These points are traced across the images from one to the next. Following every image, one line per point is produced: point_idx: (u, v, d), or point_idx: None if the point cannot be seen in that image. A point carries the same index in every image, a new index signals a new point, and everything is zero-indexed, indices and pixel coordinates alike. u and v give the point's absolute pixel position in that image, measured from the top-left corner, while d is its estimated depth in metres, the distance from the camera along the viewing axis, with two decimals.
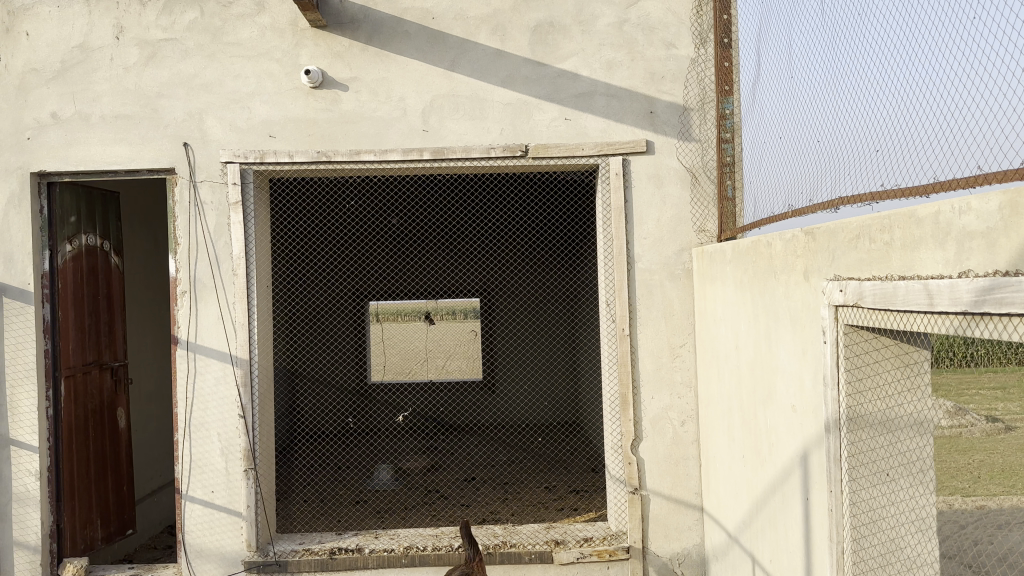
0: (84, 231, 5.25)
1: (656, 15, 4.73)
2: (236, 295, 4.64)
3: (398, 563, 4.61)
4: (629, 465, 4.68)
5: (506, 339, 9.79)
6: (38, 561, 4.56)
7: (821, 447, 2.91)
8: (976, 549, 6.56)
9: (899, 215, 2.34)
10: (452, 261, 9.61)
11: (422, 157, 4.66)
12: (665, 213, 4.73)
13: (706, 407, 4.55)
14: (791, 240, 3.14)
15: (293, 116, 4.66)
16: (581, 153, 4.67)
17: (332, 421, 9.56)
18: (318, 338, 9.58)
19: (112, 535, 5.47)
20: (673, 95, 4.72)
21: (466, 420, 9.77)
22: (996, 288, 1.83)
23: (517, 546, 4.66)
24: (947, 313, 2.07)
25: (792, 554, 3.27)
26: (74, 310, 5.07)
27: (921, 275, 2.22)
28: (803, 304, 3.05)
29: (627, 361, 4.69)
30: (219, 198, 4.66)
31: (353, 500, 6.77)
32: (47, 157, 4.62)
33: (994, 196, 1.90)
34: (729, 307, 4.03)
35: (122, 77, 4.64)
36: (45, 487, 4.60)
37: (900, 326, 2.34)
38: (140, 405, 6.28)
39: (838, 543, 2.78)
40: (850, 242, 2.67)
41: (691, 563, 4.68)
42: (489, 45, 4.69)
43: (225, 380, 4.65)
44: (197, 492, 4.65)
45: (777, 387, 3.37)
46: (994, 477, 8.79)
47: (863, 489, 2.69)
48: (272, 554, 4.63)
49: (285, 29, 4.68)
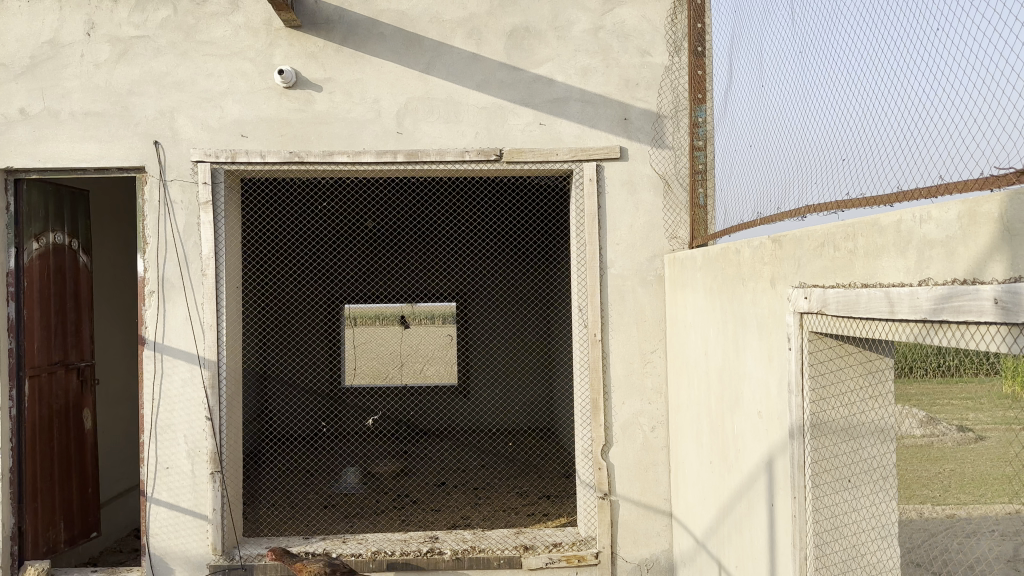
0: (52, 229, 5.18)
1: (631, 22, 4.76)
2: (205, 296, 4.58)
3: (365, 568, 4.57)
4: (599, 470, 4.68)
5: (482, 343, 9.76)
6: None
7: (786, 453, 2.94)
8: (946, 559, 6.62)
9: (863, 224, 2.38)
10: (427, 265, 9.60)
11: (396, 160, 4.64)
12: (638, 219, 4.75)
13: (676, 413, 4.56)
14: (759, 248, 3.17)
15: (265, 115, 4.63)
16: (554, 158, 4.69)
17: (304, 425, 9.48)
18: (291, 342, 9.51)
19: (76, 538, 5.39)
20: (647, 102, 4.75)
21: (438, 424, 9.72)
22: (954, 296, 1.87)
23: (487, 551, 4.65)
24: (907, 321, 2.11)
25: (757, 561, 3.29)
26: (40, 309, 4.99)
27: (883, 283, 2.25)
28: (768, 311, 3.08)
29: (598, 367, 4.70)
30: (189, 197, 4.60)
31: (322, 505, 6.70)
32: (15, 154, 4.54)
33: (953, 206, 1.93)
34: (698, 313, 4.06)
35: (93, 74, 4.58)
36: (7, 488, 4.51)
37: (863, 334, 2.38)
38: (108, 406, 6.18)
39: (801, 549, 2.80)
40: (815, 249, 2.70)
41: (660, 568, 4.68)
42: (465, 48, 4.69)
43: (192, 381, 4.58)
44: (162, 495, 4.59)
45: (743, 393, 3.39)
46: (964, 487, 8.88)
47: (825, 495, 2.73)
48: (238, 557, 4.59)
49: (259, 29, 4.65)
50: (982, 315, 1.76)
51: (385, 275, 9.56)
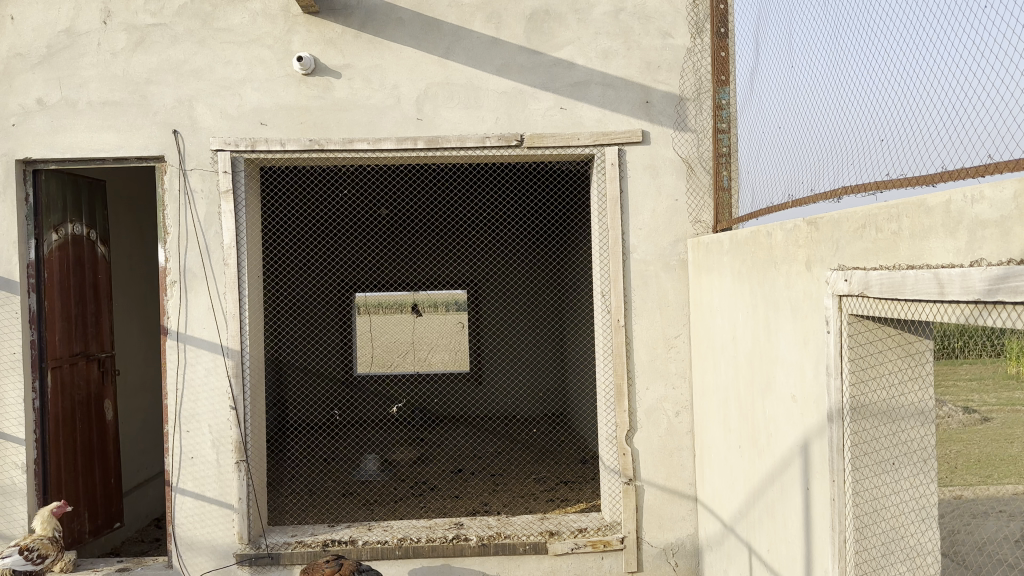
0: (70, 220, 5.15)
1: (652, 4, 4.71)
2: (227, 284, 4.57)
3: (391, 555, 4.59)
4: (623, 456, 4.67)
5: (494, 329, 9.74)
6: (54, 543, 4.29)
7: (823, 436, 2.92)
8: (956, 539, 6.62)
9: (909, 205, 2.34)
10: (437, 253, 9.60)
11: (416, 147, 4.61)
12: (660, 203, 4.72)
13: (701, 397, 4.54)
14: (793, 230, 3.15)
15: (284, 103, 4.59)
16: (576, 143, 4.65)
17: (319, 413, 9.51)
18: (304, 330, 9.52)
19: (99, 528, 5.42)
20: (669, 85, 4.70)
21: (453, 411, 9.75)
22: (1010, 277, 1.84)
23: (512, 537, 4.65)
24: (958, 302, 2.08)
25: (791, 544, 3.28)
26: (60, 300, 4.98)
27: (930, 264, 2.23)
28: (804, 294, 3.06)
29: (622, 352, 4.69)
30: (209, 186, 4.58)
31: (342, 492, 6.73)
32: (33, 144, 4.52)
33: (1009, 184, 1.90)
34: (725, 298, 4.04)
35: (110, 62, 4.55)
36: (32, 480, 4.52)
37: (907, 315, 2.35)
38: (129, 396, 6.21)
39: (840, 532, 2.78)
40: (855, 231, 2.68)
41: (685, 552, 4.69)
42: (485, 33, 4.64)
43: (216, 371, 4.58)
44: (188, 485, 4.59)
45: (776, 377, 3.38)
46: (970, 468, 8.88)
47: (866, 478, 2.69)
48: (264, 546, 4.59)
49: (277, 15, 4.60)
50: None
51: (396, 262, 9.56)
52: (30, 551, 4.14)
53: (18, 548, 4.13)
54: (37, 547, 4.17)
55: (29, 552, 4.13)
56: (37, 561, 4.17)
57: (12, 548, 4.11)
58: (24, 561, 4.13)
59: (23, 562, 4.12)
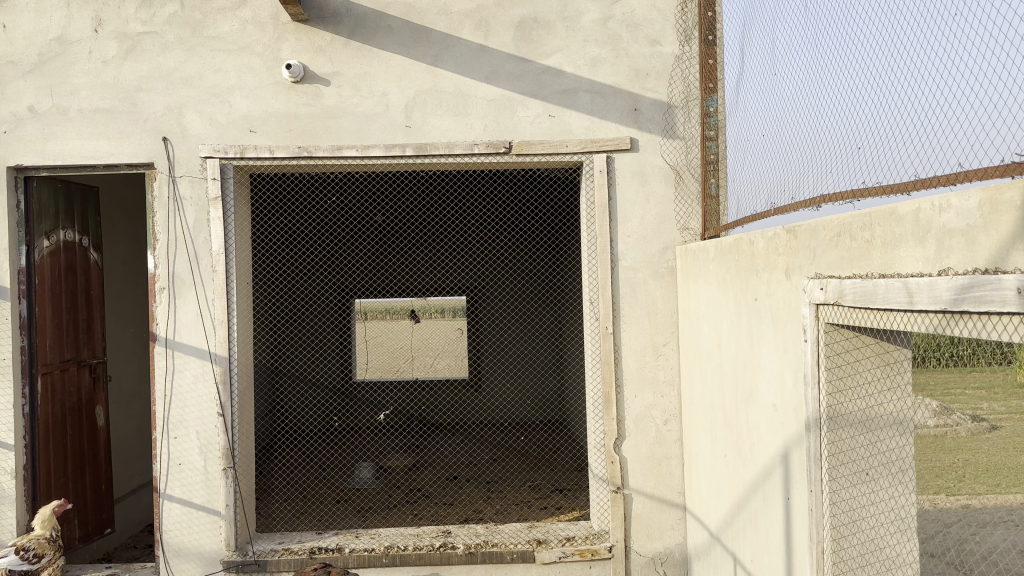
0: (62, 226, 5.19)
1: (641, 12, 4.71)
2: (215, 290, 4.58)
3: (378, 563, 4.56)
4: (612, 463, 4.65)
5: (492, 336, 9.74)
6: (52, 543, 4.32)
7: (802, 445, 2.90)
8: (960, 548, 6.55)
9: (880, 213, 2.33)
10: (435, 259, 9.62)
11: (405, 154, 4.61)
12: (649, 210, 4.71)
13: (689, 407, 4.51)
14: (773, 238, 3.13)
15: (273, 110, 4.61)
16: (564, 150, 4.65)
17: (316, 419, 9.53)
18: (302, 337, 9.56)
19: (89, 535, 5.43)
20: (658, 92, 4.70)
21: (451, 418, 9.75)
22: (975, 286, 1.82)
23: (499, 545, 4.63)
24: (926, 311, 2.06)
25: (773, 554, 3.25)
26: (51, 306, 5.00)
27: (901, 273, 2.21)
28: (783, 302, 3.05)
29: (610, 360, 4.67)
30: (198, 193, 4.60)
31: (335, 499, 6.74)
32: (24, 152, 4.55)
33: (974, 193, 1.89)
34: (711, 305, 4.02)
35: (101, 71, 4.58)
36: (21, 485, 4.53)
37: (880, 324, 2.34)
38: (122, 401, 6.22)
39: (818, 543, 2.75)
40: (831, 239, 2.66)
41: (674, 562, 4.66)
42: (473, 40, 4.65)
43: (204, 377, 4.58)
44: (175, 491, 4.60)
45: (759, 386, 3.35)
46: (979, 476, 8.79)
47: (843, 488, 2.68)
48: (251, 553, 4.57)
49: (266, 23, 4.63)
50: (1005, 305, 1.72)
51: (393, 269, 9.58)
52: (27, 551, 4.20)
53: (14, 548, 4.19)
54: (33, 547, 4.22)
55: (25, 552, 4.19)
56: (34, 561, 4.22)
57: (9, 547, 4.18)
58: (21, 561, 4.19)
59: (19, 562, 4.18)
